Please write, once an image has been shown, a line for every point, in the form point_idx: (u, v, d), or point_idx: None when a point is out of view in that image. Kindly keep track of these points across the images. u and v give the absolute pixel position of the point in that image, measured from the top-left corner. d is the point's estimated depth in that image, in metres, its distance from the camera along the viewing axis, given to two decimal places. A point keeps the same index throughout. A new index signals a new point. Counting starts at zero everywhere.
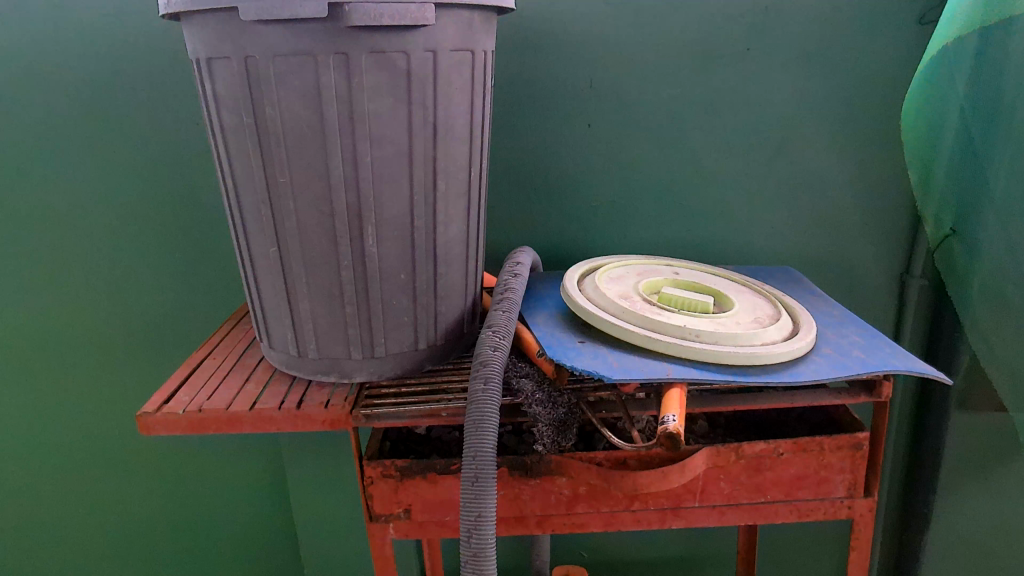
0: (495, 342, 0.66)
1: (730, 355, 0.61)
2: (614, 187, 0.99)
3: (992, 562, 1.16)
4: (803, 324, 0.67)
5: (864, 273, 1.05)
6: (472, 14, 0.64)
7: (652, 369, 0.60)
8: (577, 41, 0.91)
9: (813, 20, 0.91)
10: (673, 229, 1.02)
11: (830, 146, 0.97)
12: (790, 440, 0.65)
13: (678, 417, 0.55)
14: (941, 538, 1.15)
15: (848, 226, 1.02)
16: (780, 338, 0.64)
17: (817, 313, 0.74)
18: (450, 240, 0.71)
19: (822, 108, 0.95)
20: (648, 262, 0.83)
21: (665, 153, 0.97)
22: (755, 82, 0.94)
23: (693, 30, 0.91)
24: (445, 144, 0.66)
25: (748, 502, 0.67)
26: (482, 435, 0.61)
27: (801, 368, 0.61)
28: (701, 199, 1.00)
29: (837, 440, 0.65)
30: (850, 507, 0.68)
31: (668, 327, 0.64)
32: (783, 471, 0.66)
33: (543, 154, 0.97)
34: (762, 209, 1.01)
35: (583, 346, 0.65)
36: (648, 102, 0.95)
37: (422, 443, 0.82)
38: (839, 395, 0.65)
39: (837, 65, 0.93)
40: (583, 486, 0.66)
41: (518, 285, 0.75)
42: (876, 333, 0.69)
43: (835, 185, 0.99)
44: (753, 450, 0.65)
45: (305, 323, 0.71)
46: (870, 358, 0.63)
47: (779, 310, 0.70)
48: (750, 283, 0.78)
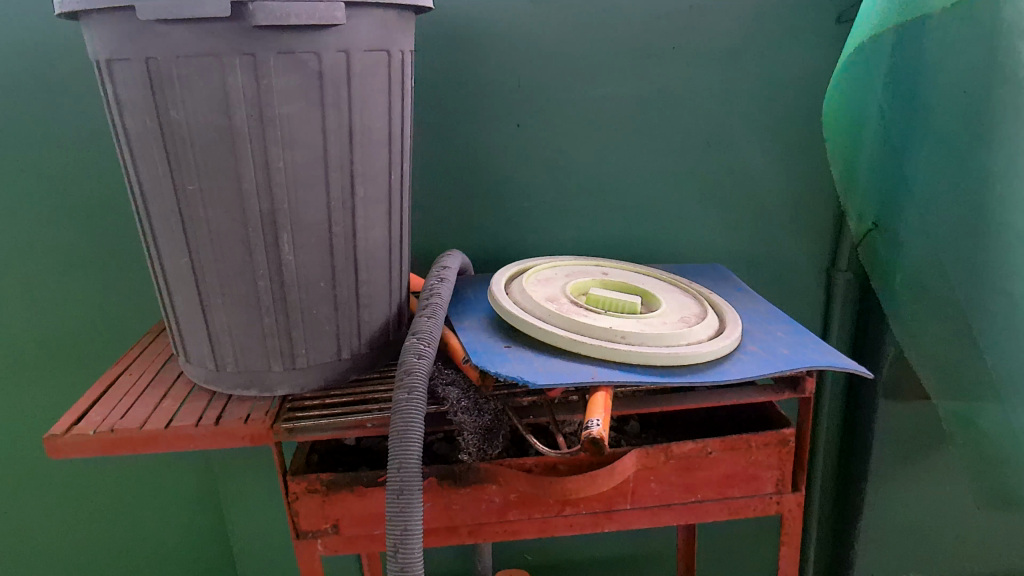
0: (419, 350, 0.64)
1: (656, 356, 0.60)
2: (545, 187, 0.98)
3: (921, 545, 1.19)
4: (729, 322, 0.67)
5: (794, 268, 1.06)
6: (386, 13, 0.62)
7: (578, 372, 0.59)
8: (502, 39, 0.90)
9: (736, 18, 0.92)
10: (606, 227, 1.01)
11: (756, 144, 0.98)
12: (718, 438, 0.64)
13: (602, 422, 0.53)
14: (875, 525, 1.18)
15: (776, 222, 1.03)
16: (705, 337, 0.64)
17: (743, 310, 0.74)
18: (372, 246, 0.69)
19: (747, 107, 0.96)
20: (578, 263, 0.82)
21: (595, 152, 0.97)
22: (681, 81, 0.95)
23: (619, 27, 0.91)
24: (363, 147, 0.64)
25: (679, 502, 0.66)
26: (407, 446, 0.59)
27: (726, 367, 0.61)
28: (633, 199, 1.00)
29: (763, 437, 0.65)
30: (779, 502, 0.68)
31: (594, 329, 0.63)
32: (712, 470, 0.65)
33: (473, 155, 0.95)
34: (694, 208, 1.01)
35: (508, 351, 0.64)
36: (578, 101, 0.94)
37: (352, 455, 0.80)
38: (764, 393, 0.65)
39: (761, 63, 0.95)
40: (514, 493, 0.65)
41: (444, 290, 0.73)
42: (802, 328, 0.70)
43: (762, 182, 1.00)
44: (682, 449, 0.64)
45: (222, 335, 0.68)
46: (793, 355, 0.63)
47: (706, 308, 0.70)
48: (679, 281, 0.78)
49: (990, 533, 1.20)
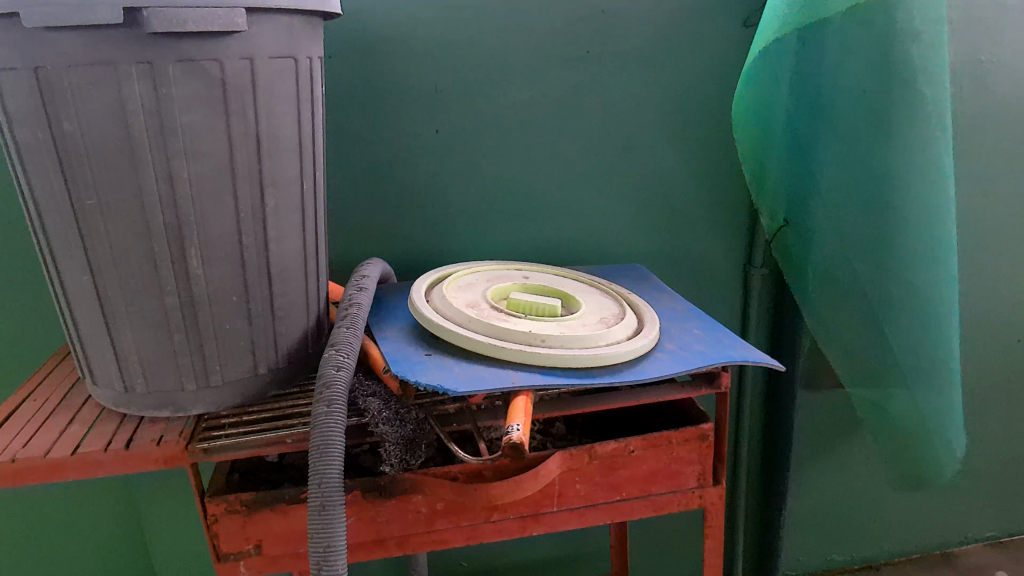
0: (338, 361, 0.63)
1: (576, 358, 0.61)
2: (466, 192, 0.97)
3: (842, 527, 1.24)
4: (647, 321, 0.68)
5: (713, 265, 1.09)
6: (292, 19, 0.60)
7: (499, 378, 0.59)
8: (418, 45, 0.89)
9: (646, 22, 0.94)
10: (529, 230, 1.01)
11: (671, 145, 1.01)
12: (640, 436, 0.65)
13: (522, 426, 0.53)
14: (798, 512, 1.21)
15: (694, 220, 1.05)
16: (624, 337, 0.65)
17: (662, 309, 0.75)
18: (286, 257, 0.67)
19: (661, 109, 0.99)
20: (499, 268, 0.82)
21: (515, 156, 0.97)
22: (597, 84, 0.96)
23: (534, 32, 0.92)
24: (272, 157, 0.63)
25: (605, 502, 0.67)
26: (327, 460, 0.58)
27: (645, 366, 0.62)
28: (554, 202, 1.00)
29: (684, 433, 0.66)
30: (701, 496, 0.69)
31: (515, 333, 0.63)
32: (636, 468, 0.66)
33: (392, 161, 0.94)
34: (615, 211, 1.02)
35: (429, 359, 0.63)
36: (496, 105, 0.94)
37: (275, 472, 0.78)
38: (682, 390, 0.66)
39: (672, 66, 0.97)
40: (441, 502, 0.64)
41: (364, 299, 0.72)
42: (718, 325, 0.71)
43: (679, 182, 1.03)
44: (605, 449, 0.64)
45: (130, 354, 0.65)
46: (709, 351, 0.64)
47: (625, 308, 0.71)
48: (598, 282, 0.79)
49: (903, 513, 1.26)
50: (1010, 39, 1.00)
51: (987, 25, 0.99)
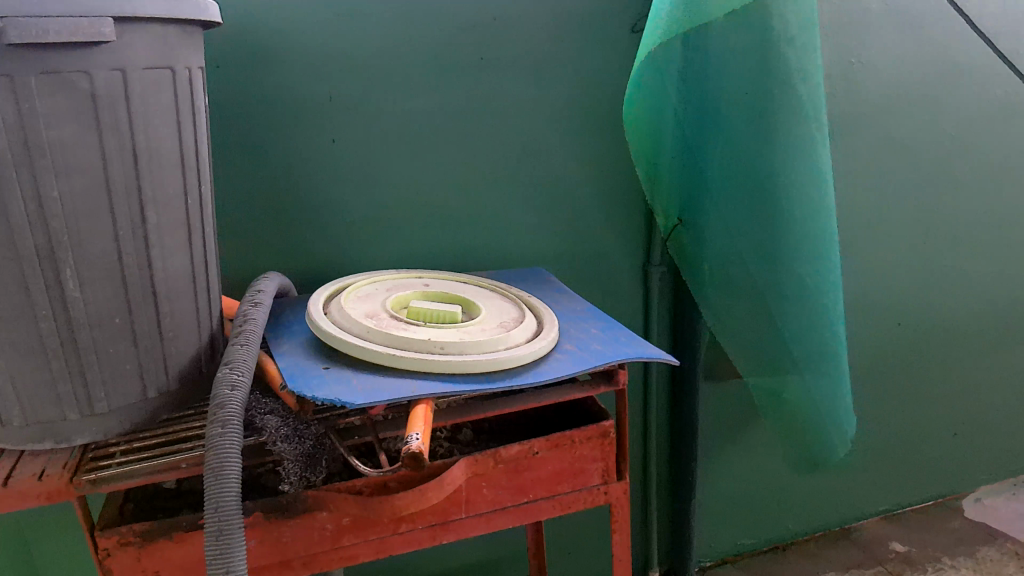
0: (232, 381, 0.61)
1: (474, 364, 0.61)
2: (366, 202, 0.96)
3: (748, 512, 1.29)
4: (546, 323, 0.69)
5: (614, 265, 1.11)
6: (166, 29, 0.59)
7: (397, 388, 0.59)
8: (309, 54, 0.88)
9: (537, 29, 0.96)
10: (432, 237, 1.00)
11: (567, 149, 1.03)
12: (543, 437, 0.66)
13: (421, 436, 0.53)
14: (707, 500, 1.25)
15: (594, 222, 1.08)
16: (523, 340, 0.66)
17: (561, 310, 0.76)
18: (172, 275, 0.65)
19: (556, 114, 1.01)
20: (400, 277, 0.82)
21: (414, 164, 0.96)
22: (492, 91, 0.97)
23: (428, 39, 0.92)
24: (152, 171, 0.60)
25: (512, 505, 0.67)
26: (223, 484, 0.56)
27: (543, 368, 0.63)
28: (456, 209, 1.00)
29: (586, 432, 0.67)
30: (606, 492, 0.70)
31: (413, 342, 0.63)
32: (540, 469, 0.67)
33: (288, 173, 0.92)
34: (516, 215, 1.03)
35: (326, 373, 0.62)
36: (392, 113, 0.93)
37: (173, 499, 0.74)
38: (582, 389, 0.67)
39: (564, 72, 0.99)
40: (346, 517, 0.62)
41: (259, 315, 0.70)
42: (615, 323, 0.73)
43: (577, 185, 1.05)
44: (509, 452, 0.65)
45: (2, 387, 0.61)
46: (605, 350, 0.65)
47: (525, 312, 0.72)
48: (499, 287, 0.79)
49: (803, 494, 1.32)
50: (877, 41, 1.07)
51: (856, 30, 1.05)
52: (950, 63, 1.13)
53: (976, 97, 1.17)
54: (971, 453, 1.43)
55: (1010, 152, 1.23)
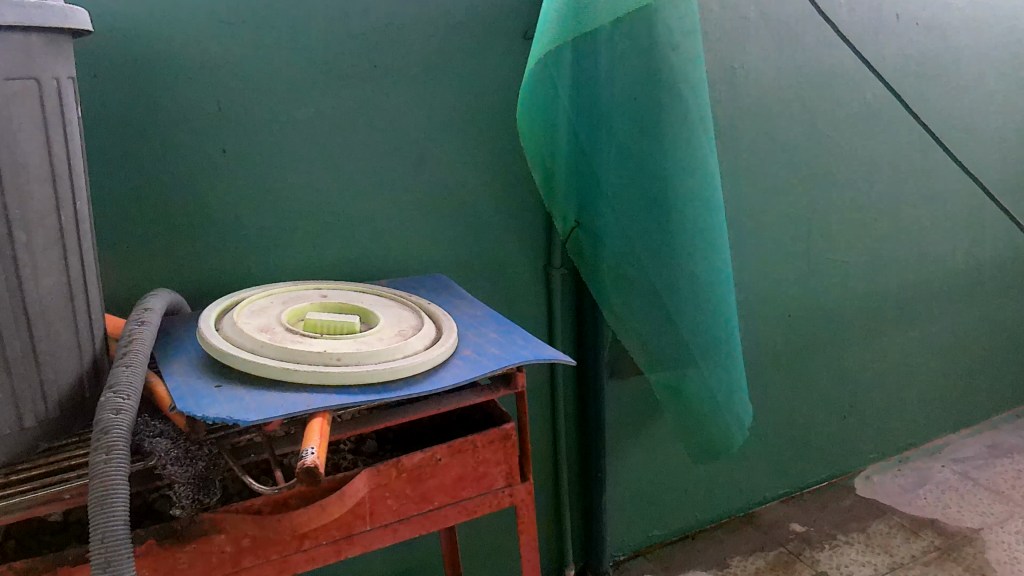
0: (117, 405, 0.58)
1: (371, 374, 0.60)
2: (261, 213, 0.93)
3: (656, 504, 1.32)
4: (444, 330, 0.69)
5: (516, 268, 1.12)
6: (29, 38, 0.55)
7: (291, 402, 0.57)
8: (195, 62, 0.85)
9: (429, 36, 0.97)
10: (331, 247, 0.99)
11: (464, 155, 1.04)
12: (445, 444, 0.66)
13: (316, 450, 0.52)
14: (617, 495, 1.28)
15: (493, 226, 1.09)
16: (421, 347, 0.66)
17: (460, 316, 0.77)
18: (46, 296, 0.62)
19: (451, 120, 1.01)
20: (297, 288, 0.80)
21: (310, 173, 0.95)
22: (386, 98, 0.96)
23: (319, 47, 0.91)
24: (19, 188, 0.57)
25: (417, 514, 0.67)
26: (110, 514, 0.53)
27: (441, 374, 0.63)
28: (355, 217, 0.99)
29: (487, 435, 0.68)
30: (511, 494, 0.71)
31: (308, 355, 0.62)
32: (444, 476, 0.67)
33: (177, 186, 0.88)
34: (416, 222, 1.03)
35: (218, 391, 0.60)
36: (285, 121, 0.92)
37: (59, 533, 0.70)
38: (481, 393, 0.67)
39: (458, 78, 1.00)
40: (246, 538, 0.60)
41: (145, 334, 0.67)
42: (513, 326, 0.74)
43: (475, 190, 1.06)
44: (411, 461, 0.65)
45: None
46: (503, 353, 0.66)
47: (423, 319, 0.72)
48: (397, 295, 0.79)
49: (707, 482, 1.36)
50: (757, 48, 1.12)
51: (738, 36, 1.10)
52: (823, 68, 1.20)
53: (848, 99, 1.24)
54: (858, 434, 1.51)
55: (879, 152, 1.32)
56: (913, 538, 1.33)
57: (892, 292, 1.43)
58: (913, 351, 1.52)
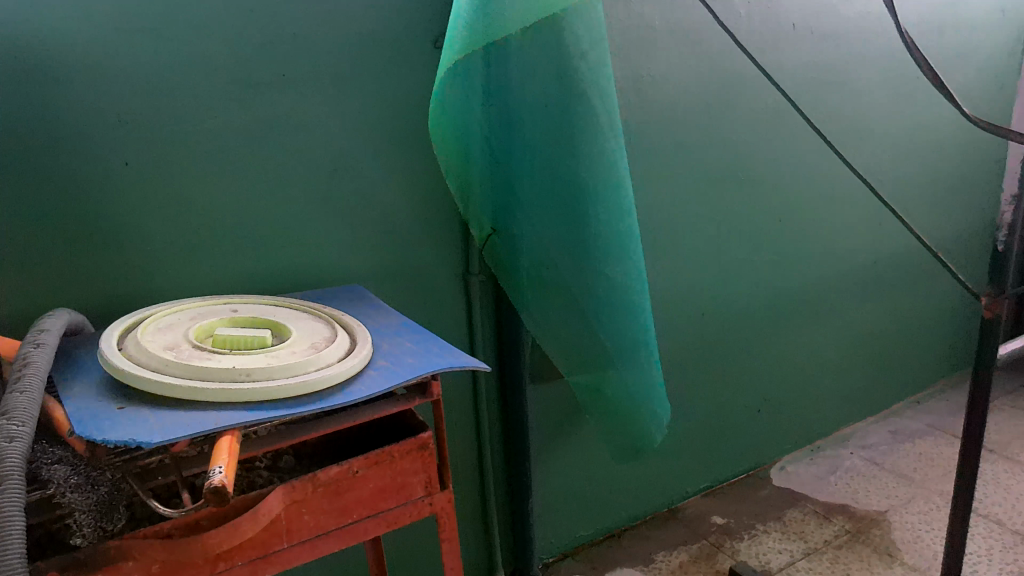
0: (10, 432, 0.54)
1: (282, 389, 0.59)
2: (168, 226, 0.90)
3: (581, 505, 1.34)
4: (358, 341, 0.69)
5: (435, 276, 1.12)
6: None
7: (199, 421, 0.56)
8: (92, 71, 0.81)
9: (338, 46, 0.96)
10: (243, 260, 0.96)
11: (379, 164, 1.03)
12: (362, 456, 0.66)
13: (226, 469, 0.51)
14: (542, 498, 1.29)
15: (410, 234, 1.08)
16: (334, 360, 0.65)
17: (375, 326, 0.76)
18: None
19: (363, 129, 1.01)
20: (206, 304, 0.78)
21: (219, 184, 0.92)
22: (297, 108, 0.95)
23: (225, 56, 0.89)
24: None
25: (336, 528, 0.66)
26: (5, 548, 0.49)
27: (355, 386, 0.62)
28: (267, 229, 0.97)
29: (405, 445, 0.68)
30: (430, 503, 0.71)
31: (216, 372, 0.60)
32: (362, 488, 0.66)
33: (76, 201, 0.84)
34: (331, 232, 1.02)
35: (120, 413, 0.58)
36: (191, 132, 0.89)
37: None
38: (397, 403, 0.67)
39: (369, 87, 1.00)
40: (156, 565, 0.57)
41: (41, 357, 0.64)
42: (427, 335, 0.74)
43: (391, 199, 1.05)
44: (328, 475, 0.64)
45: None
46: (418, 362, 0.66)
47: (337, 330, 0.71)
48: (311, 307, 0.78)
49: (630, 481, 1.39)
50: (663, 56, 1.16)
51: (645, 44, 1.13)
52: (727, 75, 1.25)
53: (752, 104, 1.29)
54: (772, 426, 1.57)
55: (782, 155, 1.37)
56: (826, 524, 1.39)
57: (798, 288, 1.49)
58: (820, 345, 1.59)
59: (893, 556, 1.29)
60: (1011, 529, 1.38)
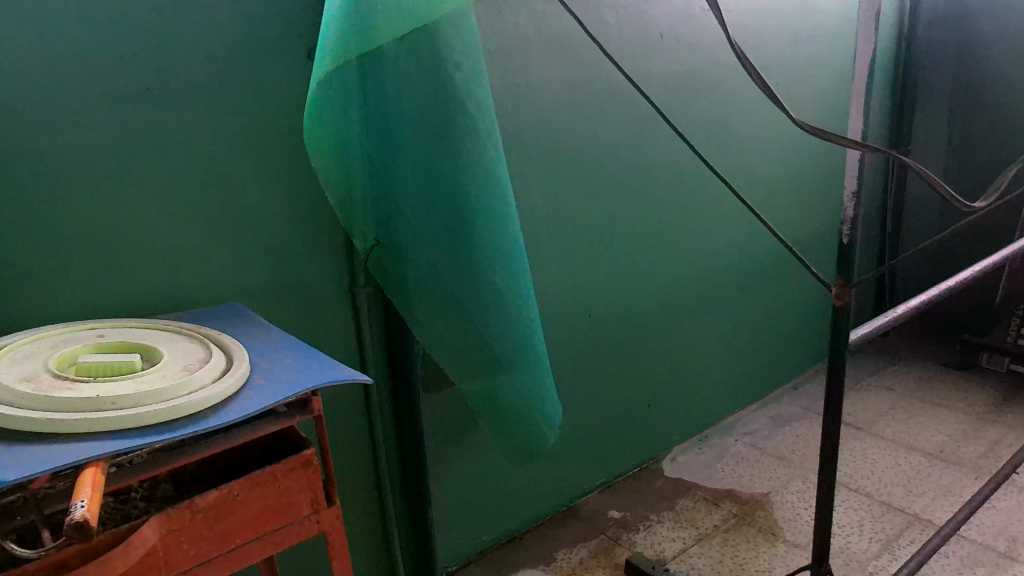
0: None
1: (152, 414, 0.57)
2: (27, 250, 0.84)
3: (481, 510, 1.35)
4: (234, 360, 0.67)
5: (320, 290, 1.10)
6: None
7: (60, 454, 0.53)
8: None
9: (206, 57, 0.94)
10: (113, 282, 0.91)
11: (255, 177, 1.01)
12: (242, 477, 0.64)
13: (89, 502, 0.49)
14: (441, 507, 1.29)
15: (292, 248, 1.06)
16: (209, 381, 0.63)
17: (253, 344, 0.74)
18: None
19: (237, 142, 0.98)
20: (70, 330, 0.74)
21: (82, 203, 0.87)
22: (165, 121, 0.92)
23: (84, 68, 0.84)
24: None
25: (219, 555, 0.64)
26: None
27: (232, 407, 0.61)
28: (138, 248, 0.93)
29: (288, 463, 0.66)
30: (318, 520, 0.70)
31: (78, 402, 0.57)
32: (244, 510, 0.64)
33: None
34: (207, 249, 0.98)
35: None
36: (49, 149, 0.84)
37: None
38: (278, 421, 0.65)
39: (241, 100, 0.98)
40: None
41: None
42: (308, 350, 0.73)
43: (270, 213, 1.03)
44: (206, 500, 0.62)
45: None
46: (298, 379, 0.65)
47: (212, 350, 0.69)
48: (185, 328, 0.75)
49: (528, 483, 1.41)
50: (539, 65, 1.19)
51: (520, 54, 1.16)
52: (601, 82, 1.29)
53: (627, 111, 1.34)
54: (661, 419, 1.63)
55: (658, 159, 1.43)
56: (715, 510, 1.46)
57: (679, 285, 1.56)
58: (702, 338, 1.66)
59: (776, 534, 1.36)
60: (879, 500, 1.49)
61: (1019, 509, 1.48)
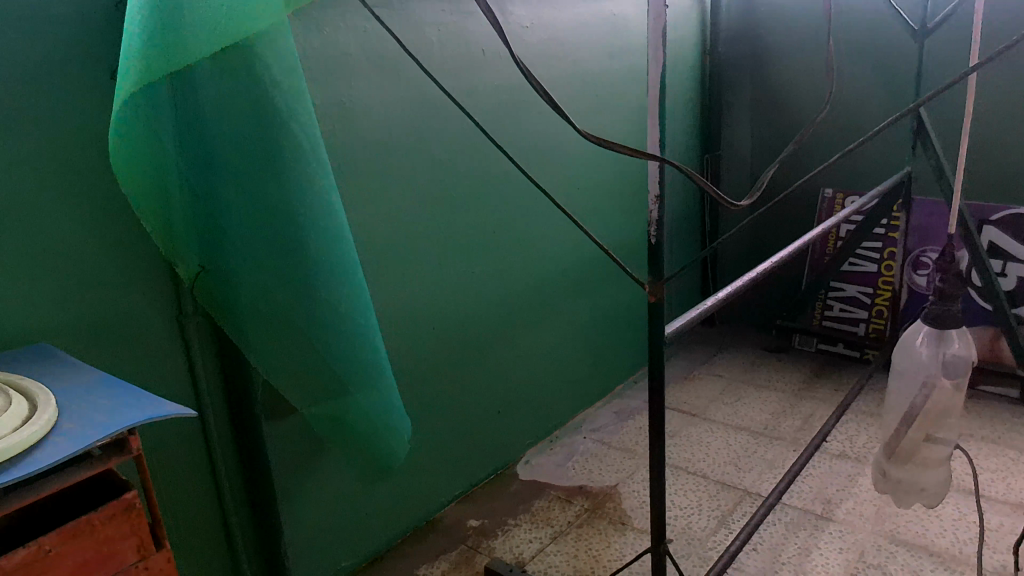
0: None
1: None
2: None
3: (337, 536, 1.32)
4: (39, 406, 0.62)
5: (144, 322, 1.04)
6: None
7: None
8: None
9: None
10: None
11: (60, 207, 0.94)
12: (55, 531, 0.59)
13: None
14: (295, 537, 1.25)
15: (108, 280, 1.00)
16: (8, 431, 0.58)
17: (61, 387, 0.69)
18: None
19: (36, 170, 0.91)
20: None
21: None
22: None
23: None
24: None
25: None
26: None
27: (36, 457, 0.56)
28: None
29: (108, 511, 0.62)
30: (147, 567, 0.66)
31: None
32: (60, 566, 0.60)
33: None
34: (8, 286, 0.90)
35: None
36: None
37: None
38: (93, 467, 0.61)
39: (38, 125, 0.91)
40: None
41: None
42: (124, 388, 0.69)
43: (80, 244, 0.96)
44: (14, 560, 0.57)
45: None
46: (112, 420, 0.61)
47: (13, 398, 0.63)
48: None
49: (385, 501, 1.40)
50: (363, 83, 1.19)
51: (341, 72, 1.16)
52: (426, 98, 1.30)
53: (454, 126, 1.37)
54: (513, 425, 1.67)
55: (487, 171, 1.46)
56: (567, 506, 1.51)
57: (518, 292, 1.60)
58: (545, 342, 1.72)
59: (625, 523, 1.43)
60: (714, 479, 1.59)
61: (832, 473, 1.64)
